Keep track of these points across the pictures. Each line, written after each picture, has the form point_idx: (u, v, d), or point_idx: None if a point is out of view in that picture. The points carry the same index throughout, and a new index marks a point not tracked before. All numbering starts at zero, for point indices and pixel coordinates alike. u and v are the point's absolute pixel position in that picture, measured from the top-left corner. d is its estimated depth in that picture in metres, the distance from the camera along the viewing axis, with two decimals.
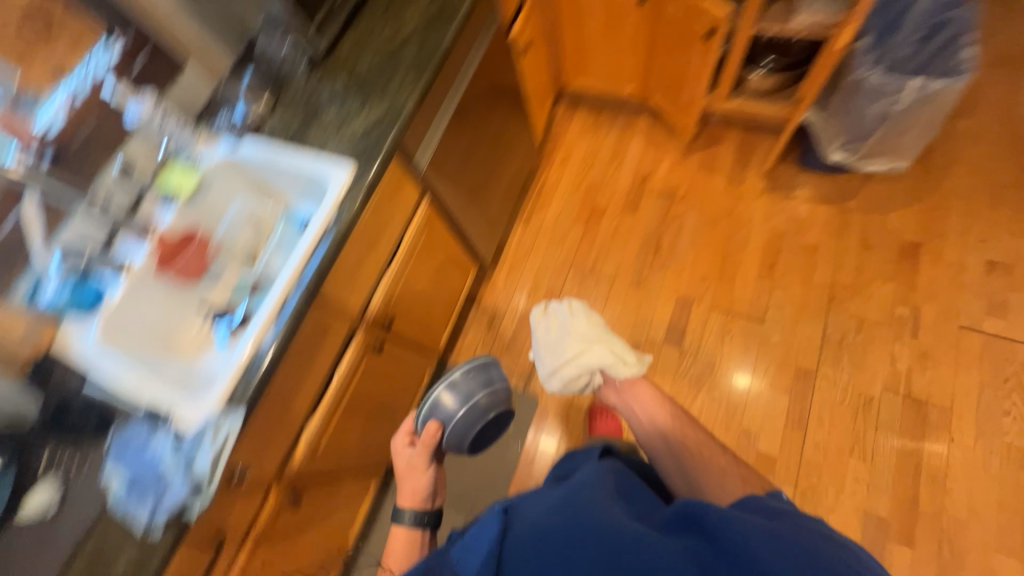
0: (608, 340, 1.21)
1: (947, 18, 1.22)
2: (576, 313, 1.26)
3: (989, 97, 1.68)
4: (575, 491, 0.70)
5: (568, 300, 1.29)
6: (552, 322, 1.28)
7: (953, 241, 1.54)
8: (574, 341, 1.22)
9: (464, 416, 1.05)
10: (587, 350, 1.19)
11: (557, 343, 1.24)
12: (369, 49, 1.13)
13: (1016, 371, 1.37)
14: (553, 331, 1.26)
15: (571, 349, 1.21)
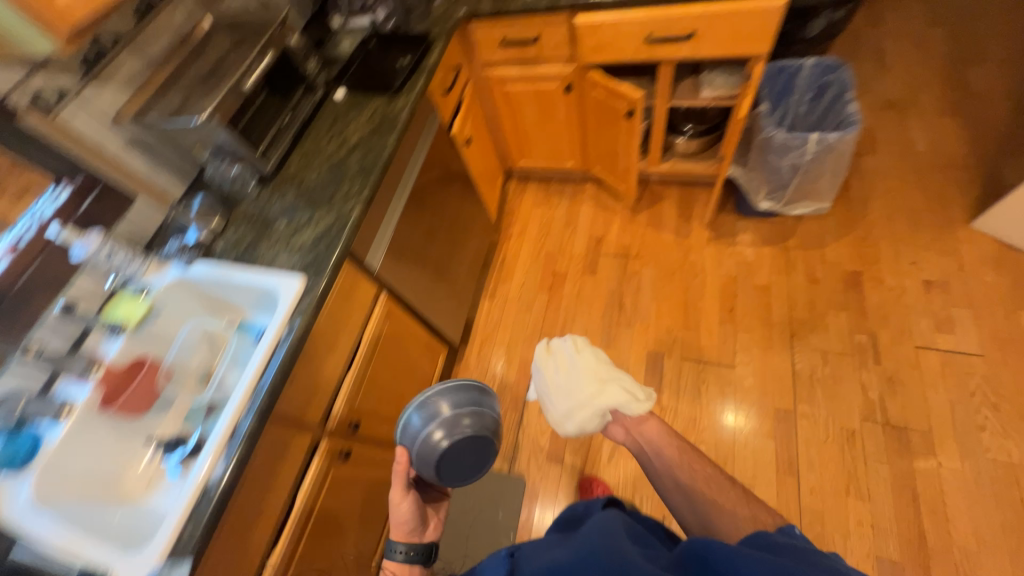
0: (617, 377, 1.16)
1: (829, 80, 1.52)
2: (583, 350, 1.21)
3: (885, 136, 1.89)
4: (584, 541, 0.63)
5: (573, 338, 1.25)
6: (560, 362, 1.22)
7: (888, 266, 1.64)
8: (587, 382, 1.16)
9: (427, 443, 0.89)
10: (602, 388, 1.14)
11: (569, 384, 1.18)
12: (316, 163, 1.19)
13: (980, 383, 1.40)
14: (563, 371, 1.20)
15: (586, 390, 1.15)
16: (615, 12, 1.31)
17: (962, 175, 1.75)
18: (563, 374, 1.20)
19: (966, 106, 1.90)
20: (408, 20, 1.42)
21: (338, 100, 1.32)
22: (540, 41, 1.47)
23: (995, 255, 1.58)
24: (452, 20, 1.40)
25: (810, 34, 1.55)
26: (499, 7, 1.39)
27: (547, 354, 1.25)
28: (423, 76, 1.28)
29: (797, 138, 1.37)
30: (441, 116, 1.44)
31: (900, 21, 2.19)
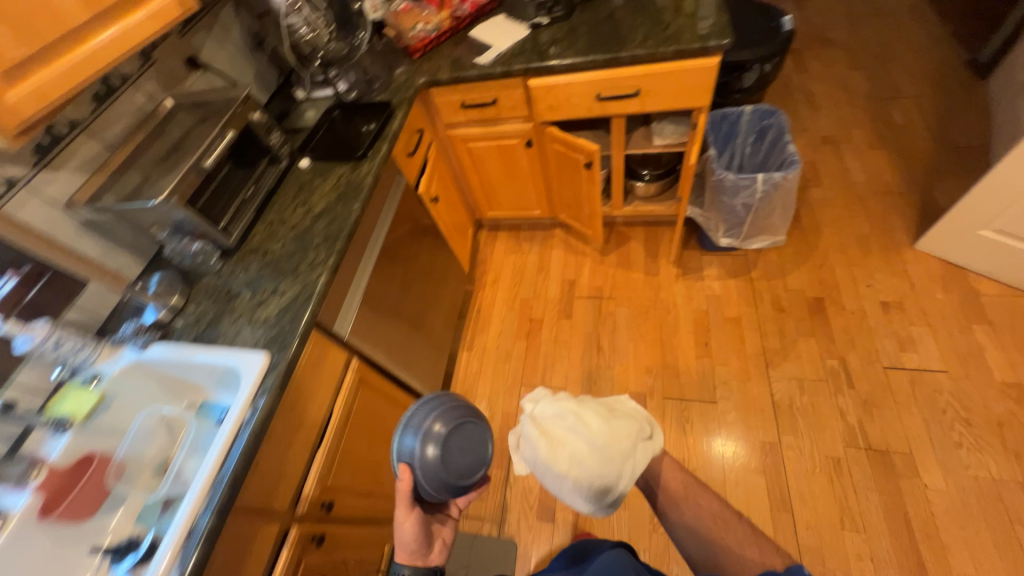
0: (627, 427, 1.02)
1: (769, 124, 1.64)
2: (582, 414, 0.99)
3: (826, 170, 2.04)
4: None
5: (568, 404, 1.00)
6: (572, 446, 0.97)
7: (846, 290, 1.71)
8: (612, 455, 0.97)
9: (426, 461, 0.83)
10: (630, 453, 0.98)
11: (599, 469, 0.96)
12: (280, 233, 1.19)
13: (949, 400, 1.44)
14: (585, 457, 0.96)
15: (620, 465, 0.97)
16: (565, 75, 1.40)
17: (899, 200, 1.88)
18: (584, 458, 0.96)
19: (893, 138, 2.08)
20: (370, 90, 1.48)
21: (303, 168, 1.34)
22: (499, 102, 1.54)
23: (941, 273, 1.67)
24: (412, 89, 1.47)
25: (746, 84, 1.69)
26: (457, 75, 1.47)
27: (548, 441, 0.97)
28: (386, 142, 1.32)
29: (746, 180, 1.45)
30: (407, 177, 1.47)
31: (823, 66, 2.42)
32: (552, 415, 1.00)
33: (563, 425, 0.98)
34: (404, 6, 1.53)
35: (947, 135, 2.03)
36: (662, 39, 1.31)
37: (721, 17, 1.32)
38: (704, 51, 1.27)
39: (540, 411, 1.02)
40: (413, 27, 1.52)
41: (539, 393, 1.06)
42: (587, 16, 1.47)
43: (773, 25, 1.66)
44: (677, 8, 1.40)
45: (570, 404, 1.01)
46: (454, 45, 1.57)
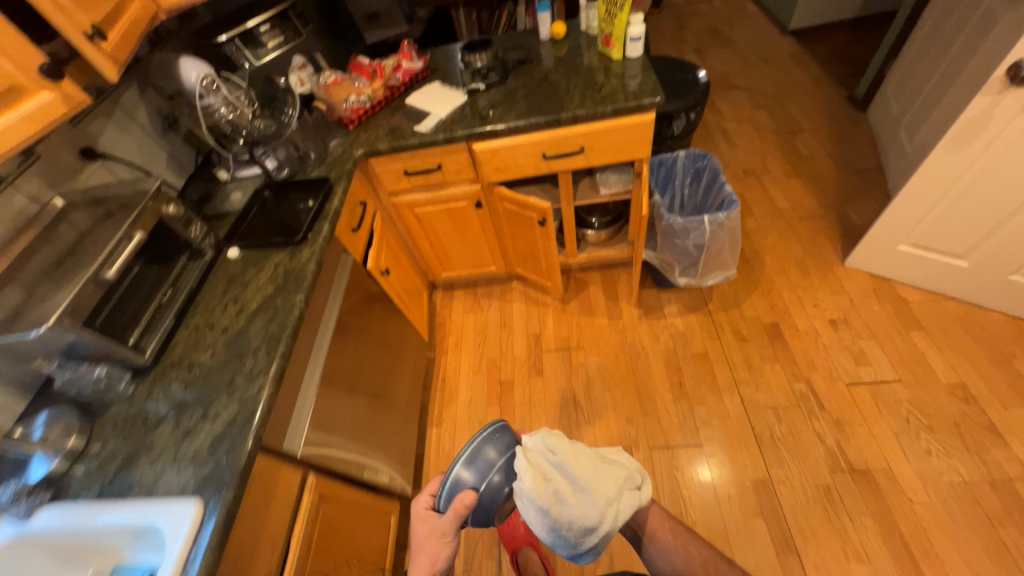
0: (615, 468, 0.94)
1: (703, 165, 1.73)
2: (575, 452, 0.89)
3: (754, 200, 2.20)
4: None
5: (557, 438, 0.89)
6: (560, 485, 0.86)
7: (796, 312, 1.80)
8: (599, 499, 0.88)
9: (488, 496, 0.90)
10: (614, 496, 0.90)
11: (582, 511, 0.87)
12: (208, 340, 1.02)
13: (910, 408, 1.50)
14: (570, 497, 0.86)
15: (605, 510, 0.88)
16: (508, 138, 1.39)
17: (822, 222, 2.05)
18: (570, 502, 0.86)
19: (803, 167, 2.30)
20: (304, 167, 1.38)
21: (232, 258, 1.19)
22: (443, 168, 1.50)
23: (872, 286, 1.80)
24: (350, 162, 1.39)
25: (675, 132, 1.79)
26: (397, 144, 1.41)
27: (535, 479, 0.85)
28: (327, 221, 1.21)
29: (693, 222, 1.50)
30: (353, 253, 1.36)
31: (731, 108, 2.68)
32: (544, 451, 0.88)
33: (552, 462, 0.87)
34: (334, 79, 1.51)
35: (846, 161, 2.28)
36: (598, 99, 1.35)
37: (649, 76, 1.39)
38: (639, 108, 1.31)
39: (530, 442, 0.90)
40: (345, 99, 1.47)
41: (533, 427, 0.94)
42: (522, 80, 1.50)
43: (690, 78, 1.79)
44: (606, 69, 1.46)
45: (563, 441, 0.91)
46: (391, 113, 1.53)
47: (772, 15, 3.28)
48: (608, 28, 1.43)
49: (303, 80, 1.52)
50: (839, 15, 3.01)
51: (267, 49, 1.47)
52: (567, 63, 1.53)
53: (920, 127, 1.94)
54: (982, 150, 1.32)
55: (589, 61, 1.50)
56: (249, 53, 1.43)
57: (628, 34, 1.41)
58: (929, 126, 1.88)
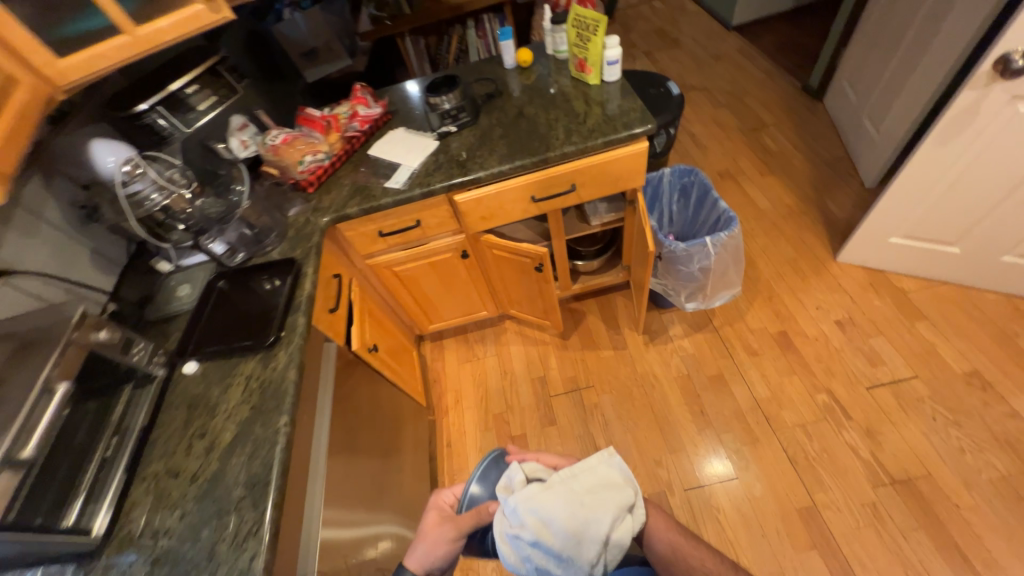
0: (600, 511, 0.79)
1: (689, 180, 1.67)
2: (546, 517, 0.77)
3: (734, 204, 2.17)
4: None
5: (525, 511, 0.77)
6: (537, 557, 0.77)
7: (801, 316, 1.76)
8: (583, 560, 0.77)
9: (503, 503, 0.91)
10: (604, 542, 0.78)
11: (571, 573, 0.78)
12: (173, 496, 0.82)
13: (933, 405, 1.48)
14: (552, 567, 0.77)
15: (592, 567, 0.77)
16: (491, 185, 1.26)
17: (805, 219, 2.04)
18: (554, 567, 0.78)
19: (775, 163, 2.29)
20: (261, 247, 1.19)
21: (189, 376, 0.98)
22: (422, 223, 1.35)
23: (868, 279, 1.79)
24: (317, 234, 1.21)
25: (657, 148, 1.70)
26: (369, 206, 1.25)
27: (510, 555, 0.78)
28: (302, 313, 1.03)
29: (695, 246, 1.42)
30: (335, 339, 1.18)
31: (694, 109, 2.65)
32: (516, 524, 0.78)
33: (524, 536, 0.77)
34: (283, 137, 1.28)
35: (815, 152, 2.29)
36: (586, 132, 1.23)
37: (633, 99, 1.29)
38: (632, 137, 1.21)
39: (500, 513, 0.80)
40: (301, 160, 1.28)
41: (506, 484, 0.83)
42: (495, 117, 1.37)
43: (662, 91, 1.72)
44: (584, 95, 1.35)
45: (532, 503, 0.78)
46: (353, 169, 1.36)
47: (713, 11, 3.32)
48: (582, 52, 1.32)
49: (246, 141, 1.34)
50: (779, 6, 3.06)
51: (199, 112, 1.26)
52: (541, 92, 1.41)
53: (885, 115, 1.96)
54: (971, 141, 1.31)
55: (565, 89, 1.39)
56: (178, 119, 1.23)
57: (604, 58, 1.30)
58: (894, 114, 1.90)
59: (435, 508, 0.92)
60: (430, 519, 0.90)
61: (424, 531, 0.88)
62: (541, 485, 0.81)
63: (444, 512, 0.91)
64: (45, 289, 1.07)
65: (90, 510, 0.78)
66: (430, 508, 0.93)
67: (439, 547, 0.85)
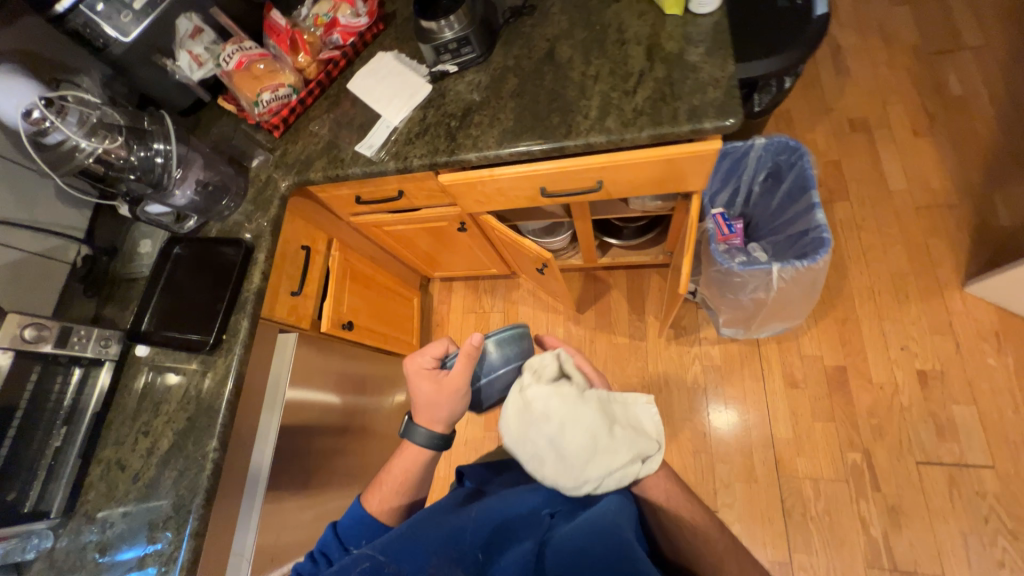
0: (619, 443, 0.73)
1: (778, 164, 1.21)
2: (568, 415, 0.72)
3: (853, 174, 1.59)
4: (599, 520, 0.62)
5: (553, 395, 0.74)
6: (544, 442, 0.72)
7: (873, 354, 1.40)
8: (577, 472, 0.70)
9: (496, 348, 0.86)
10: (603, 476, 0.70)
11: (558, 479, 0.70)
12: (117, 491, 0.87)
13: (994, 505, 1.22)
14: (548, 461, 0.71)
15: (583, 487, 0.69)
16: (485, 168, 0.94)
17: (948, 217, 1.48)
18: (552, 464, 0.71)
19: (945, 118, 1.59)
20: (213, 212, 1.03)
21: (142, 360, 0.96)
22: (407, 194, 1.08)
23: (994, 326, 1.35)
24: (275, 205, 1.02)
25: (754, 108, 1.20)
26: (334, 174, 1.00)
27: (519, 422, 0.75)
28: (246, 316, 0.93)
29: (755, 274, 1.07)
30: (296, 324, 1.09)
31: (856, 3, 1.80)
32: (536, 400, 0.75)
33: (535, 421, 0.73)
34: (238, 62, 1.00)
35: (1017, 110, 1.55)
36: (630, 111, 0.82)
37: (723, 58, 0.81)
38: (693, 135, 0.79)
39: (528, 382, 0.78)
40: (257, 98, 1.00)
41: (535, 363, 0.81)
42: (515, 53, 0.95)
43: (797, 7, 1.11)
44: (650, 36, 0.87)
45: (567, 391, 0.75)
46: (328, 109, 1.07)
47: None
48: None
49: (200, 54, 1.05)
50: None
51: (137, 12, 0.97)
52: (591, 16, 0.93)
53: None
54: None
55: (625, 17, 0.90)
56: (110, 23, 0.96)
57: None
58: None
59: (421, 369, 0.82)
60: (424, 385, 0.81)
61: (424, 401, 0.81)
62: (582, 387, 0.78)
63: (436, 377, 0.81)
64: (9, 235, 0.97)
65: (51, 488, 0.85)
66: (412, 373, 0.82)
67: (450, 409, 0.81)
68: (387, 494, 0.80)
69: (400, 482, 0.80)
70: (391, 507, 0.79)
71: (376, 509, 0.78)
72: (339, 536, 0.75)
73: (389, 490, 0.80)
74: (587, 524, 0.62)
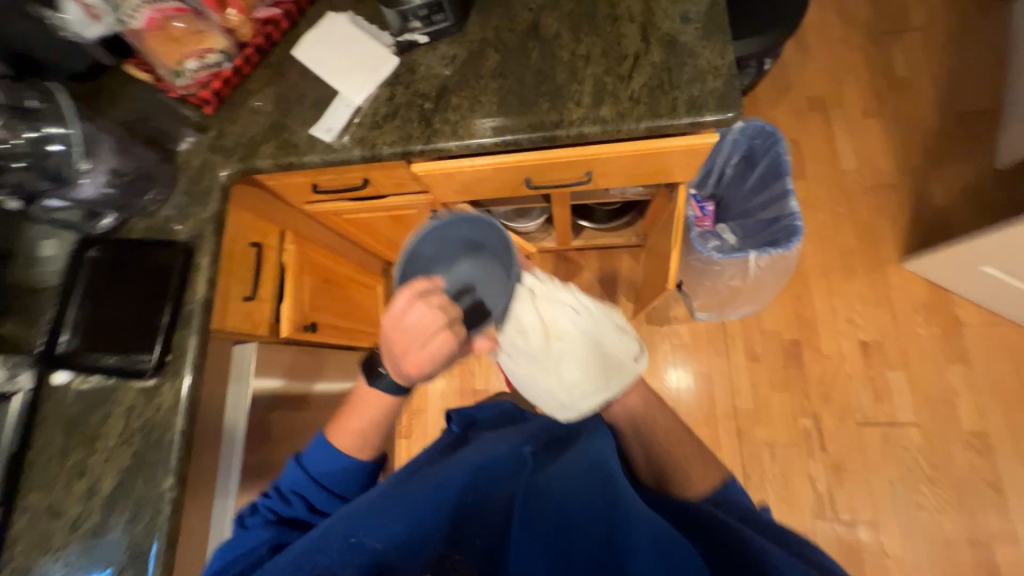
0: (608, 333, 0.79)
1: (752, 147, 1.21)
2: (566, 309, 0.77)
3: (811, 153, 1.64)
4: (581, 470, 0.61)
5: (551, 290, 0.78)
6: (549, 335, 0.76)
7: (824, 327, 1.51)
8: (582, 362, 0.76)
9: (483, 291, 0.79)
10: (604, 365, 0.77)
11: (569, 372, 0.75)
12: (49, 544, 0.75)
13: (917, 457, 1.39)
14: (554, 354, 0.75)
15: (591, 375, 0.75)
16: (466, 157, 0.84)
17: (892, 197, 1.58)
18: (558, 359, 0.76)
19: (892, 98, 1.66)
20: (135, 207, 0.86)
21: (63, 388, 0.81)
22: (373, 183, 0.96)
23: (924, 298, 1.49)
24: (216, 198, 0.87)
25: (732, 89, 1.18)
26: (286, 161, 0.86)
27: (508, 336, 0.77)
28: (192, 333, 0.81)
29: (732, 262, 1.08)
30: (252, 333, 0.97)
31: None
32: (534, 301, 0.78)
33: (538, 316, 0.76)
34: (148, 18, 0.79)
35: (954, 93, 1.65)
36: (626, 99, 0.76)
37: (722, 42, 0.76)
38: (691, 128, 0.75)
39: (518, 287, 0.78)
40: (179, 68, 0.83)
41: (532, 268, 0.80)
42: (493, 23, 0.84)
43: None
44: (644, 12, 0.80)
45: (561, 303, 0.78)
46: (271, 80, 0.90)
47: None
48: None
49: (91, 2, 0.78)
50: None
51: None
52: None
53: None
54: None
55: None
56: None
57: None
58: None
59: (400, 340, 0.65)
60: (397, 359, 0.66)
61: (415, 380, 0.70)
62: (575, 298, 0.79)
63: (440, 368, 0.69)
64: None
65: None
66: (386, 326, 0.66)
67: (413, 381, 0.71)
68: (358, 433, 0.74)
69: (377, 424, 0.74)
70: (359, 443, 0.73)
71: (349, 446, 0.72)
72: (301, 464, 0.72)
73: (360, 433, 0.74)
74: (569, 474, 0.61)
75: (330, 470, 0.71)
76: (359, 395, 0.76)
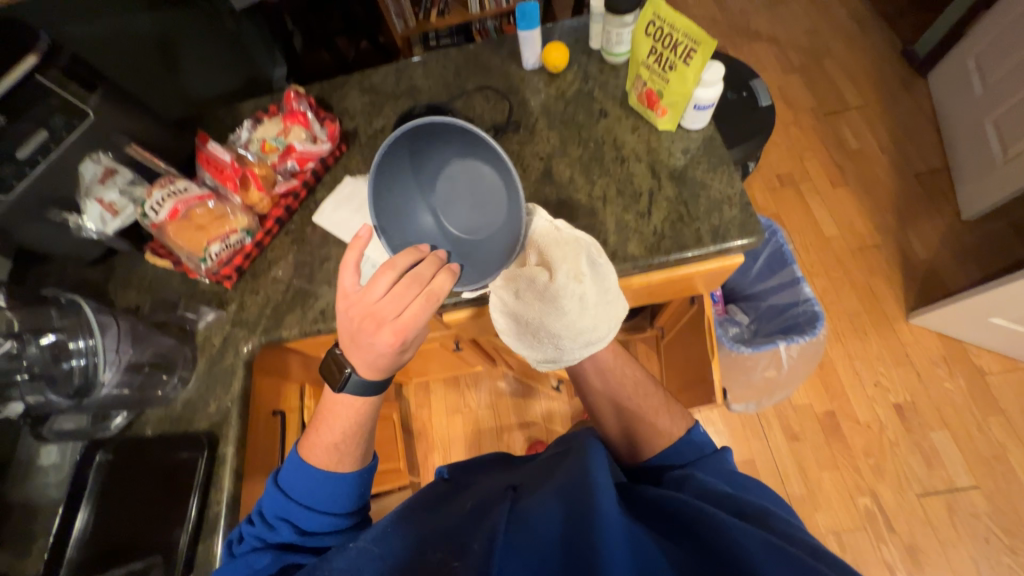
0: (603, 288, 0.72)
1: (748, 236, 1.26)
2: (574, 246, 0.70)
3: (793, 225, 1.74)
4: (569, 493, 0.54)
5: (568, 232, 0.71)
6: (556, 271, 0.69)
7: (854, 395, 1.49)
8: (577, 309, 0.70)
9: (464, 209, 0.73)
10: (594, 318, 0.72)
11: (562, 318, 0.71)
12: None
13: (989, 525, 1.31)
14: (558, 295, 0.69)
15: (578, 325, 0.71)
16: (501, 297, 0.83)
17: (880, 256, 1.66)
18: (560, 302, 0.70)
19: (852, 168, 1.82)
20: (150, 398, 0.80)
21: None
22: None
23: (941, 351, 1.51)
24: (239, 376, 0.82)
25: None
26: (315, 329, 0.83)
27: (526, 267, 0.70)
28: (218, 541, 0.72)
29: (764, 355, 1.08)
30: None
31: None
32: (550, 236, 0.71)
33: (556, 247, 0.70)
34: (172, 211, 0.81)
35: (903, 156, 1.82)
36: (650, 235, 0.79)
37: (728, 173, 0.82)
38: (717, 253, 0.78)
39: (524, 217, 0.66)
40: (204, 253, 0.82)
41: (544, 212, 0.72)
42: None
43: (745, 98, 1.19)
44: (648, 151, 0.86)
45: (584, 250, 0.71)
46: (292, 247, 0.91)
47: None
48: (657, 83, 0.82)
49: (114, 201, 0.84)
50: None
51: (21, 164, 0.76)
52: (582, 132, 0.90)
53: None
54: None
55: (617, 132, 0.89)
56: None
57: (694, 99, 0.80)
58: None
59: (370, 315, 0.59)
60: (369, 336, 0.59)
61: (387, 357, 0.61)
62: (595, 242, 0.73)
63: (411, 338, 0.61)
64: None
65: None
66: (348, 305, 0.61)
67: (397, 361, 0.63)
68: (336, 451, 0.66)
69: (355, 436, 0.67)
70: (338, 458, 0.66)
71: (330, 462, 0.65)
72: (291, 497, 0.64)
73: (339, 449, 0.66)
74: (557, 499, 0.54)
75: (317, 492, 0.64)
76: (330, 408, 0.67)
